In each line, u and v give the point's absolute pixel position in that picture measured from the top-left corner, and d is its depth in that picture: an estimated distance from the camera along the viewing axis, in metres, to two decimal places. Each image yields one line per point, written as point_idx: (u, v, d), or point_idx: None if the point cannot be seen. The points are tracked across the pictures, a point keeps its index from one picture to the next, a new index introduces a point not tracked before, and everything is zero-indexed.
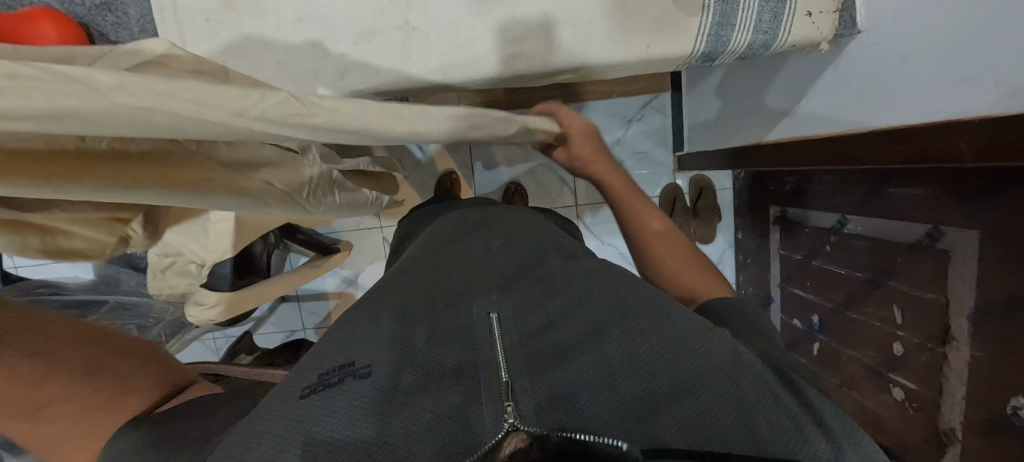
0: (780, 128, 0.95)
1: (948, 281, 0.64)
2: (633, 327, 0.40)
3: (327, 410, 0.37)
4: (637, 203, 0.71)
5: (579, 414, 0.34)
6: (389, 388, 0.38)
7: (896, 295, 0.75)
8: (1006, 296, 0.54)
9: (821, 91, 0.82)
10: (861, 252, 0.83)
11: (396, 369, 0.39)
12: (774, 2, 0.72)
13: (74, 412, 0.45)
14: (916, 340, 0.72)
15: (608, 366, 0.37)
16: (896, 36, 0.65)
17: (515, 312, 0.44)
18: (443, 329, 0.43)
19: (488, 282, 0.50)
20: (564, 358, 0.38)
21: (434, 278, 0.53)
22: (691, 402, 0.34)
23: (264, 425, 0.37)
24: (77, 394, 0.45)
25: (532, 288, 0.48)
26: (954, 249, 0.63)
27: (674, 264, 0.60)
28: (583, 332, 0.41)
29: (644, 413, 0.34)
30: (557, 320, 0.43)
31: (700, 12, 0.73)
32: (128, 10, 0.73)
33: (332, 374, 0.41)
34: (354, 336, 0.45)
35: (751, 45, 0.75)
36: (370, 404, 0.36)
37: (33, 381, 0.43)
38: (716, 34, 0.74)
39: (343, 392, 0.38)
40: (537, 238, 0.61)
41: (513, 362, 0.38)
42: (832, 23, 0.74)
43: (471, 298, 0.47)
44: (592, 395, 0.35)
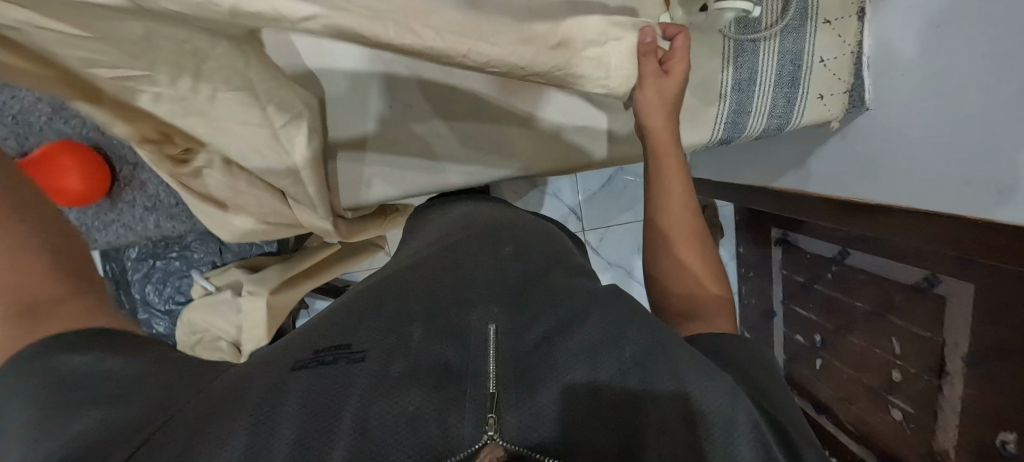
0: (781, 181, 0.85)
1: (946, 323, 0.61)
2: (631, 334, 0.34)
3: (289, 388, 0.30)
4: (678, 189, 0.55)
5: (557, 428, 0.28)
6: (374, 379, 0.31)
7: (894, 329, 0.72)
8: (1005, 341, 0.53)
9: (827, 156, 0.72)
10: (861, 283, 0.78)
11: (387, 360, 0.33)
12: (787, 86, 0.65)
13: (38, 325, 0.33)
14: (914, 369, 0.69)
15: (597, 368, 0.32)
16: (897, 105, 0.58)
17: (512, 324, 0.38)
18: (443, 337, 0.37)
19: (494, 297, 0.43)
20: (553, 368, 0.33)
21: (430, 290, 0.45)
22: (667, 409, 0.28)
23: (240, 393, 0.30)
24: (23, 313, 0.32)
25: (533, 301, 0.42)
26: (951, 297, 0.60)
27: (682, 277, 0.50)
28: (583, 344, 0.34)
29: (616, 416, 0.29)
30: (551, 337, 0.36)
31: (716, 101, 0.66)
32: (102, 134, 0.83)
33: (323, 352, 0.34)
34: (362, 323, 0.38)
35: (766, 129, 0.68)
36: (337, 396, 0.29)
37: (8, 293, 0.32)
38: (732, 122, 0.67)
39: (325, 374, 0.32)
40: (548, 253, 0.53)
41: (502, 368, 0.33)
42: (843, 103, 0.65)
43: (467, 310, 0.41)
44: (573, 399, 0.30)
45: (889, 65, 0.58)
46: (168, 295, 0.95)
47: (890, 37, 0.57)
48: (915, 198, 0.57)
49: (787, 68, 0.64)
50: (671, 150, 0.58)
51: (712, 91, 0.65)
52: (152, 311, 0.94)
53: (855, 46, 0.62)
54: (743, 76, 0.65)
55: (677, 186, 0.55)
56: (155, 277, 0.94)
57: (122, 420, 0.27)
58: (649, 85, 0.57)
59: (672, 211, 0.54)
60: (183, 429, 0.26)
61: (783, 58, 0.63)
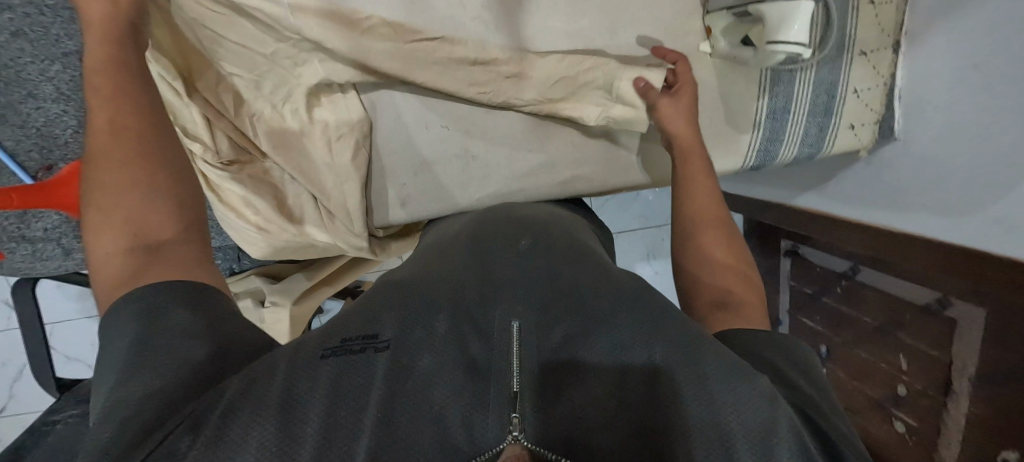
0: (801, 199, 0.80)
1: (953, 345, 0.60)
2: (666, 330, 0.29)
3: (310, 381, 0.25)
4: (701, 179, 0.50)
5: (579, 414, 0.25)
6: (399, 373, 0.26)
7: (901, 346, 0.69)
8: (1011, 366, 0.52)
9: (850, 181, 0.69)
10: (872, 302, 0.72)
11: (417, 350, 0.28)
12: (820, 115, 0.61)
13: (132, 246, 0.30)
14: (918, 386, 0.67)
15: (622, 354, 0.28)
16: (932, 126, 0.56)
17: (538, 312, 0.33)
18: (473, 330, 0.31)
19: (524, 291, 0.35)
20: (579, 360, 0.29)
21: (447, 278, 0.37)
22: (697, 411, 0.24)
23: (252, 376, 0.25)
24: (128, 226, 0.30)
25: (565, 290, 0.35)
26: (963, 321, 0.58)
27: (710, 276, 0.42)
28: (625, 328, 0.30)
29: (640, 405, 0.25)
30: (585, 325, 0.31)
31: (750, 128, 0.63)
32: None
33: (351, 340, 0.28)
34: (380, 302, 0.32)
35: (795, 157, 0.65)
36: (361, 396, 0.25)
37: (124, 199, 0.31)
38: (765, 149, 0.64)
39: (353, 366, 0.27)
40: (569, 235, 0.45)
41: (526, 364, 0.28)
42: (872, 134, 0.62)
43: (490, 302, 0.34)
44: (602, 389, 0.26)
45: (921, 97, 0.56)
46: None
47: (928, 71, 0.55)
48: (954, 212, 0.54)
49: (822, 98, 0.60)
50: (696, 163, 0.51)
51: (746, 119, 0.62)
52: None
53: (889, 79, 0.60)
54: (778, 106, 0.61)
55: (708, 182, 0.50)
56: None
57: (170, 388, 0.24)
58: (667, 107, 0.54)
59: (699, 203, 0.48)
60: (213, 423, 0.22)
61: (817, 89, 0.60)
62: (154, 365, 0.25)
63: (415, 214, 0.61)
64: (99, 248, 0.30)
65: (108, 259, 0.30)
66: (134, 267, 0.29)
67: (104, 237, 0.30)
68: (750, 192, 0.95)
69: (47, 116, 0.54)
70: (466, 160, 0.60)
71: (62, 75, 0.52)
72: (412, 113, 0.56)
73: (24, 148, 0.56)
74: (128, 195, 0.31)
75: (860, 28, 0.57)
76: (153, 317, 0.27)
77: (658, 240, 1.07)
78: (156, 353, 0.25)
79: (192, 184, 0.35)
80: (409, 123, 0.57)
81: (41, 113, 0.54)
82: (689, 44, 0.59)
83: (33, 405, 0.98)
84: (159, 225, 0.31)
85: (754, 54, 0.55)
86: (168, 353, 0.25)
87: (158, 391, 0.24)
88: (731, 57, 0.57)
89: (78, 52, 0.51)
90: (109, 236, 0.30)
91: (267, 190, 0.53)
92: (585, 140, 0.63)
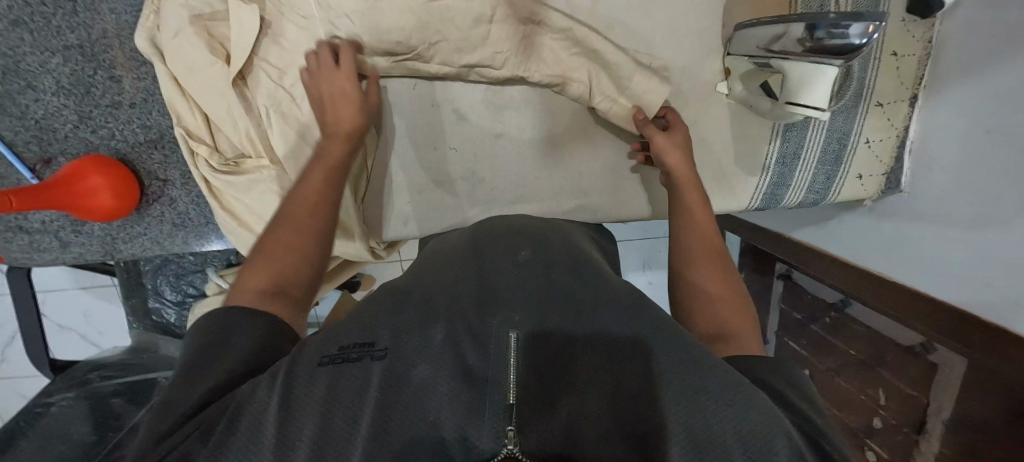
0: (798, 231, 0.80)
1: (931, 387, 0.61)
2: (664, 341, 0.29)
3: (306, 387, 0.25)
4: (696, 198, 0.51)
5: (573, 425, 0.25)
6: (396, 383, 0.26)
7: (883, 381, 0.70)
8: (979, 418, 0.54)
9: (849, 223, 0.69)
10: (859, 336, 0.73)
11: (413, 356, 0.28)
12: (830, 164, 0.61)
13: (266, 277, 0.38)
14: (895, 421, 0.69)
15: (616, 362, 0.28)
16: (940, 162, 0.55)
17: (535, 319, 0.32)
18: (471, 341, 0.30)
19: (520, 297, 0.35)
20: (574, 365, 0.29)
21: (449, 284, 0.37)
22: (686, 420, 0.23)
23: (253, 385, 0.26)
24: (274, 259, 0.39)
25: (560, 298, 0.35)
26: (942, 367, 0.58)
27: (702, 277, 0.44)
28: (626, 340, 0.29)
29: (628, 412, 0.25)
30: (579, 335, 0.31)
31: (759, 171, 0.63)
32: (124, 89, 0.55)
33: (350, 347, 0.29)
34: (373, 316, 0.32)
35: (801, 203, 0.65)
36: (356, 402, 0.25)
37: (288, 239, 0.41)
38: (771, 194, 0.64)
39: (348, 374, 0.27)
40: (568, 246, 0.44)
41: (522, 375, 0.28)
42: (878, 185, 0.62)
43: (490, 310, 0.33)
44: (598, 398, 0.26)
45: (931, 135, 0.56)
46: (185, 288, 0.76)
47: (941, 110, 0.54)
48: (950, 241, 0.54)
49: (832, 145, 0.61)
50: (692, 191, 0.52)
51: (756, 161, 0.63)
52: (163, 302, 0.76)
53: (902, 131, 0.59)
54: (789, 151, 0.62)
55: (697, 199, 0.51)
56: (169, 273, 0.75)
57: (201, 399, 0.27)
58: (661, 142, 0.54)
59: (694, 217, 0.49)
60: (209, 445, 0.23)
61: (830, 137, 0.60)
62: (201, 368, 0.29)
63: (421, 231, 0.63)
64: (248, 277, 0.38)
65: (247, 288, 0.37)
66: (265, 291, 0.37)
67: (256, 264, 0.39)
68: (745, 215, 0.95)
69: (47, 108, 0.55)
70: (474, 182, 0.62)
71: (62, 68, 0.53)
72: (417, 130, 0.59)
73: (23, 139, 0.55)
74: (289, 236, 0.41)
75: (881, 79, 0.56)
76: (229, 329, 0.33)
77: (655, 253, 1.08)
78: (202, 355, 0.30)
79: (324, 256, 0.43)
80: (416, 144, 0.59)
81: (41, 105, 0.54)
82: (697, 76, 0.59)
83: (23, 371, 0.99)
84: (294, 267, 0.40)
85: (771, 107, 0.55)
86: (211, 362, 0.30)
87: (195, 395, 0.27)
88: (746, 102, 0.59)
89: (78, 45, 0.53)
90: (265, 265, 0.39)
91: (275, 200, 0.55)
92: (590, 171, 0.64)
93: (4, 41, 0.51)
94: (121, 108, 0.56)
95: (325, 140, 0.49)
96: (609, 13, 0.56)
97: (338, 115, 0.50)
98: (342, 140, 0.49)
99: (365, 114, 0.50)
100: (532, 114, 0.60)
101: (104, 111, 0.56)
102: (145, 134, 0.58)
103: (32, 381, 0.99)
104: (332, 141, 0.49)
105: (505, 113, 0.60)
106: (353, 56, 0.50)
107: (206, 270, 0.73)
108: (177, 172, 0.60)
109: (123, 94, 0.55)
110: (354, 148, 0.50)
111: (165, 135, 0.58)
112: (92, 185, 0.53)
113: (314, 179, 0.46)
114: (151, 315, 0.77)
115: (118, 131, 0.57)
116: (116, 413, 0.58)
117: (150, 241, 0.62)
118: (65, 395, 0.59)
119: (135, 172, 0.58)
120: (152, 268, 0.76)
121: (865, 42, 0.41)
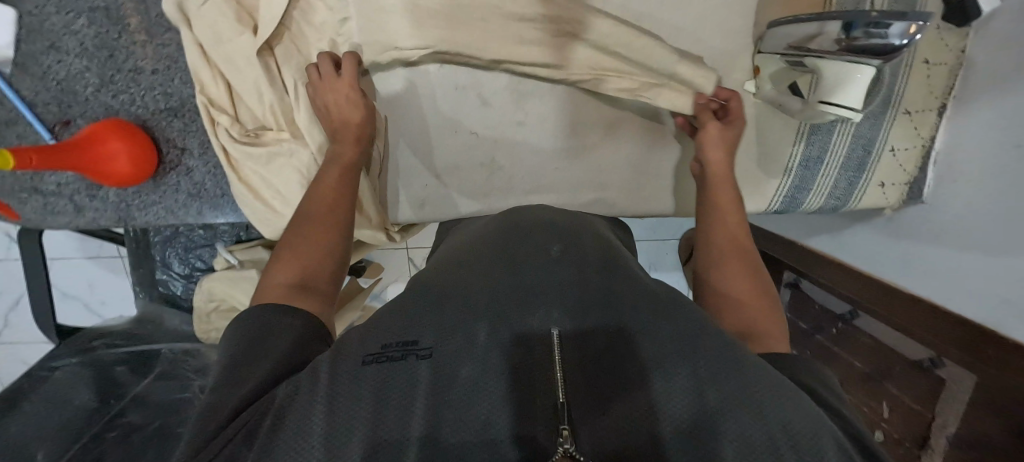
0: (816, 240, 0.80)
1: (936, 402, 0.60)
2: (709, 345, 0.27)
3: (352, 386, 0.25)
4: (729, 205, 0.50)
5: (626, 421, 0.23)
6: (442, 384, 0.25)
7: (887, 395, 0.70)
8: (981, 436, 0.53)
9: (868, 233, 0.69)
10: (866, 348, 0.73)
11: (457, 357, 0.27)
12: (853, 170, 0.61)
13: (285, 279, 0.38)
14: (896, 436, 0.68)
15: (664, 361, 0.27)
16: (968, 174, 0.54)
17: (575, 318, 0.31)
18: (513, 337, 0.29)
19: (562, 291, 0.34)
20: (622, 363, 0.27)
21: (475, 279, 0.36)
22: (744, 428, 0.22)
23: (293, 392, 0.26)
24: (295, 260, 0.40)
25: (599, 296, 0.34)
26: (949, 381, 0.58)
27: (726, 281, 0.43)
28: (673, 341, 0.28)
29: (683, 411, 0.23)
30: (620, 337, 0.30)
31: (780, 174, 0.63)
32: (147, 55, 0.55)
33: (391, 346, 0.28)
34: (413, 316, 0.31)
35: (820, 207, 0.65)
36: (406, 399, 0.24)
37: (307, 242, 0.42)
38: (791, 197, 0.64)
39: (394, 373, 0.26)
40: (601, 247, 0.42)
41: (571, 372, 0.27)
42: (902, 194, 0.62)
43: (529, 305, 0.32)
44: (650, 395, 0.24)
45: (960, 150, 0.56)
46: (192, 262, 0.77)
47: (971, 124, 0.54)
48: (975, 256, 0.53)
49: (856, 153, 0.60)
50: (726, 188, 0.52)
51: (777, 164, 0.62)
52: (170, 273, 0.77)
53: (928, 142, 0.59)
54: (812, 154, 0.62)
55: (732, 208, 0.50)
56: (178, 246, 0.76)
57: (246, 397, 0.27)
58: (713, 131, 0.54)
59: (727, 223, 0.49)
60: (260, 441, 0.23)
61: (854, 142, 0.60)
62: (241, 368, 0.29)
63: (433, 214, 0.63)
64: (272, 276, 0.39)
65: (273, 286, 0.38)
66: (288, 291, 0.37)
67: (276, 271, 0.39)
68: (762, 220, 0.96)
69: (69, 70, 0.54)
70: (492, 170, 0.62)
71: (87, 30, 0.54)
72: (441, 114, 0.59)
73: (42, 100, 0.55)
74: (309, 237, 0.42)
75: (912, 88, 0.56)
76: (265, 331, 0.33)
77: (663, 256, 1.07)
78: (239, 358, 0.30)
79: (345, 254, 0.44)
80: (438, 126, 0.59)
81: (62, 66, 0.54)
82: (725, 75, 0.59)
83: (25, 336, 0.99)
84: (314, 269, 0.40)
85: (802, 107, 0.54)
86: (252, 366, 0.29)
87: (240, 385, 0.28)
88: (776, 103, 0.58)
89: (105, 7, 0.53)
90: (286, 270, 0.39)
91: (294, 177, 0.56)
92: (610, 166, 0.63)
93: (31, 1, 0.52)
94: (143, 74, 0.56)
95: (335, 144, 0.51)
96: (638, 6, 0.56)
97: (344, 117, 0.51)
98: (352, 142, 0.51)
99: (369, 116, 0.52)
100: (558, 104, 0.60)
101: (127, 76, 0.56)
102: (166, 101, 0.57)
103: (32, 346, 1.00)
104: (343, 144, 0.51)
105: (529, 102, 0.59)
106: (355, 65, 0.51)
107: (217, 245, 0.73)
108: (196, 142, 0.59)
109: (147, 59, 0.56)
110: (363, 148, 0.52)
111: (186, 104, 0.58)
112: (113, 148, 0.53)
113: (326, 180, 0.48)
114: (157, 286, 0.78)
115: (140, 98, 0.56)
116: (118, 381, 0.58)
117: (164, 210, 0.61)
118: (69, 360, 0.59)
119: (154, 140, 0.58)
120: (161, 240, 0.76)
121: (906, 42, 0.41)
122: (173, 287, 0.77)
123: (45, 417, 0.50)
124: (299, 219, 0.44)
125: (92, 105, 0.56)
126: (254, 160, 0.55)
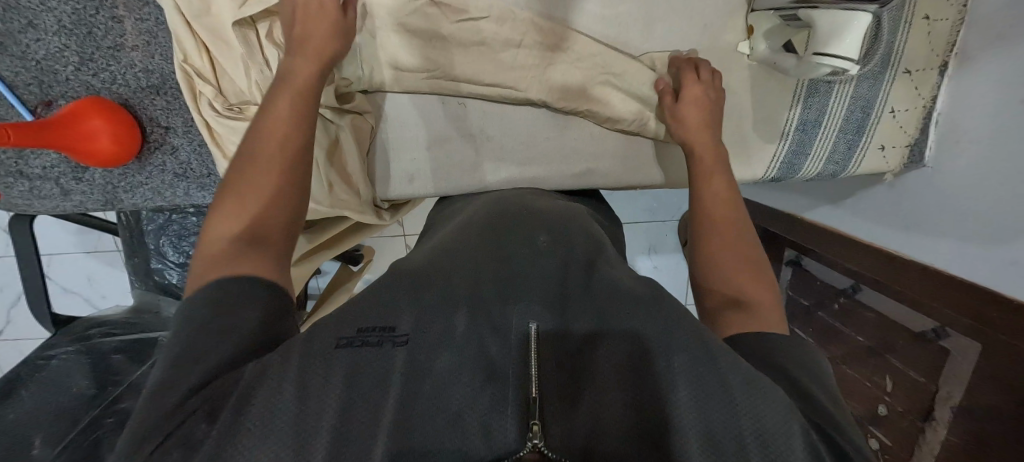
0: (814, 209, 0.79)
1: (942, 373, 0.60)
2: (683, 338, 0.26)
3: (324, 371, 0.24)
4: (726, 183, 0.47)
5: (594, 420, 0.23)
6: (417, 370, 0.25)
7: (892, 368, 0.69)
8: (992, 404, 0.53)
9: (867, 201, 0.68)
10: (868, 320, 0.72)
11: (434, 345, 0.27)
12: (851, 133, 0.61)
13: (231, 230, 0.33)
14: (900, 408, 0.68)
15: (641, 353, 0.26)
16: (968, 143, 0.54)
17: (557, 311, 0.30)
18: (491, 330, 0.28)
19: (546, 282, 0.33)
20: (593, 359, 0.27)
21: (462, 264, 0.35)
22: (710, 418, 0.22)
23: (262, 369, 0.24)
24: (244, 205, 0.35)
25: (578, 286, 0.33)
26: (955, 352, 0.58)
27: (720, 254, 0.39)
28: (655, 329, 0.27)
29: (649, 406, 0.23)
30: (599, 326, 0.29)
31: (778, 139, 0.62)
32: (123, 31, 0.55)
33: (368, 331, 0.27)
34: (394, 296, 0.31)
35: (819, 174, 0.64)
36: (378, 389, 0.24)
37: (255, 182, 0.36)
38: (790, 162, 0.63)
39: (366, 358, 0.25)
40: (586, 234, 0.42)
41: (546, 364, 0.27)
42: (902, 158, 0.61)
43: (514, 295, 0.31)
44: (623, 393, 0.24)
45: (958, 121, 0.55)
46: (186, 249, 0.77)
47: (971, 94, 0.53)
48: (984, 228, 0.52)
49: (855, 115, 0.59)
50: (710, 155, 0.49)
51: (776, 128, 0.61)
52: (165, 262, 0.77)
53: (929, 102, 0.57)
54: (809, 118, 0.61)
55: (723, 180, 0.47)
56: (173, 230, 0.76)
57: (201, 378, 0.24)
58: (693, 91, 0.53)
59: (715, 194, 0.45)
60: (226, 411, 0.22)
61: (852, 104, 0.59)
62: (198, 343, 0.26)
63: (423, 190, 0.62)
64: (219, 227, 0.34)
65: (221, 240, 0.33)
66: (236, 249, 0.32)
67: (223, 218, 0.34)
68: (760, 197, 0.95)
69: (47, 49, 0.54)
70: (481, 140, 0.61)
71: (64, 6, 0.52)
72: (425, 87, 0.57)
73: (22, 80, 0.54)
74: (261, 176, 0.36)
75: (913, 45, 0.55)
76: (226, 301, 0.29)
77: (661, 235, 1.06)
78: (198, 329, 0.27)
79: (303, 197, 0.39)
80: (426, 99, 0.58)
81: (41, 45, 0.53)
82: (715, 39, 0.58)
83: (25, 329, 1.00)
84: (266, 215, 0.35)
85: (796, 63, 0.54)
86: (209, 348, 0.26)
87: (205, 364, 0.25)
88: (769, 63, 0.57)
89: None
90: (232, 218, 0.34)
91: None
92: (602, 135, 0.63)
93: None
94: (123, 51, 0.55)
95: (290, 60, 0.44)
96: None
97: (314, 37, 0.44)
98: (310, 58, 0.44)
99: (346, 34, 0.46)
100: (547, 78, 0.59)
101: (107, 53, 0.55)
102: (147, 78, 0.57)
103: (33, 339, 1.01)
104: (299, 62, 0.43)
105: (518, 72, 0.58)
106: None
107: None
108: (180, 120, 0.60)
109: (125, 35, 0.55)
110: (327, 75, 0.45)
111: (167, 80, 0.58)
112: (93, 126, 0.52)
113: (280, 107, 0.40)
114: (153, 274, 0.77)
115: (121, 75, 0.57)
116: (115, 369, 0.59)
117: (150, 191, 0.63)
118: (70, 348, 0.59)
119: (136, 119, 0.59)
120: (153, 228, 0.77)
121: None
122: (167, 274, 0.77)
123: (42, 404, 0.51)
124: (248, 150, 0.38)
125: (74, 84, 0.56)
126: (235, 129, 0.54)
